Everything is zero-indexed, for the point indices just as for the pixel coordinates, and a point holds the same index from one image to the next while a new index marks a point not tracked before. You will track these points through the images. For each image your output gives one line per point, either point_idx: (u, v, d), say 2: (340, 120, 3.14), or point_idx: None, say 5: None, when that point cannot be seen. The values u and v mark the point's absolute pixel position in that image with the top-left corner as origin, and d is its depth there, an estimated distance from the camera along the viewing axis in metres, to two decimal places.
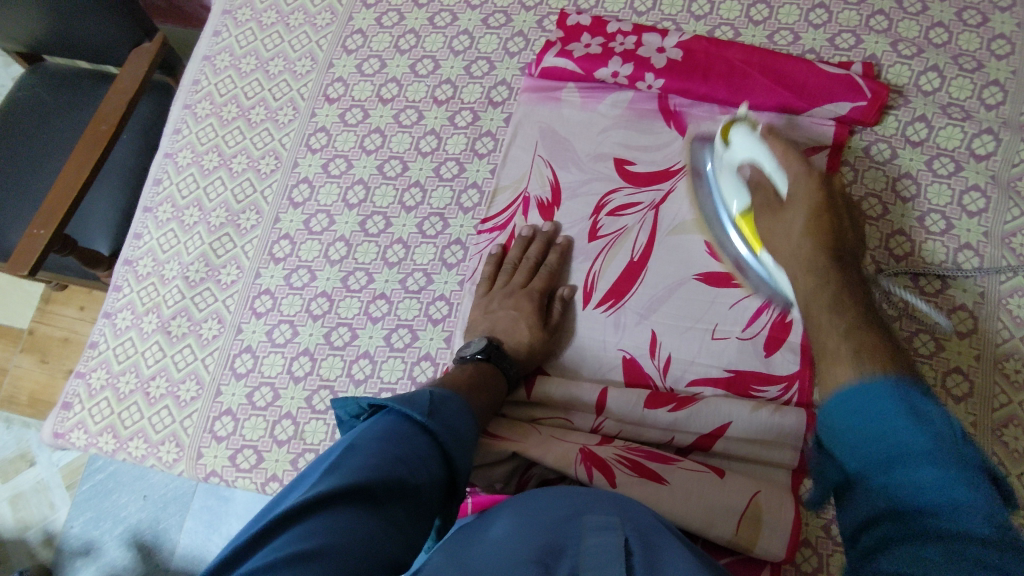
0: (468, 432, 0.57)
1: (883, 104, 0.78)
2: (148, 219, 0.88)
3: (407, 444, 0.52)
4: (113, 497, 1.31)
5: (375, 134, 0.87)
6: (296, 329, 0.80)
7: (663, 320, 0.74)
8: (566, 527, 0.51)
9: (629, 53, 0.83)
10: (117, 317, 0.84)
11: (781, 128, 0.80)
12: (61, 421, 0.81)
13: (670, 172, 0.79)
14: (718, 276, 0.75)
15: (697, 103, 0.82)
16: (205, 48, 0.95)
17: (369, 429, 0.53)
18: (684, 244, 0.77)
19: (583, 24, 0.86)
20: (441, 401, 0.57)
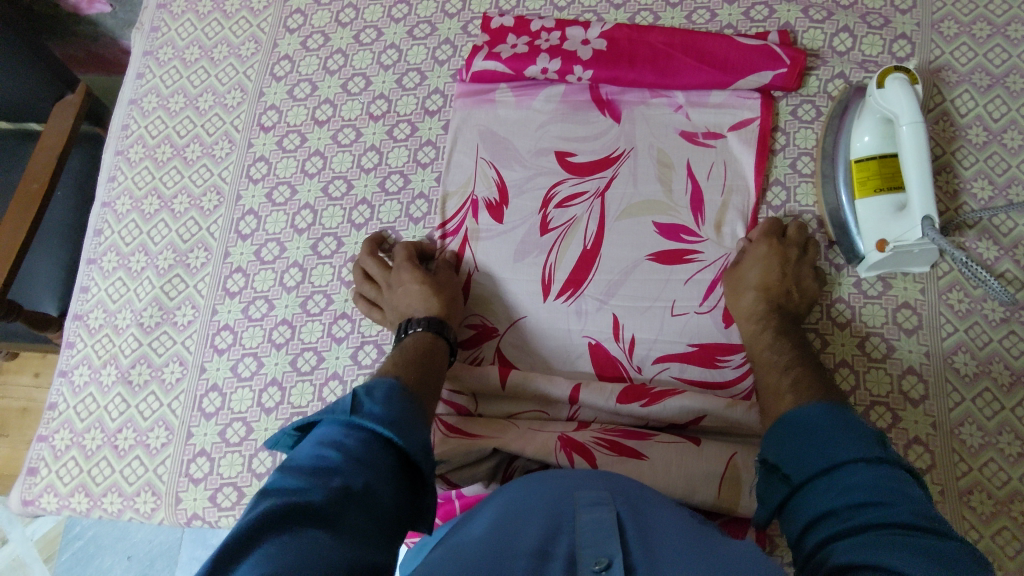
0: (411, 408, 0.53)
1: (802, 69, 0.81)
2: (93, 270, 0.86)
3: (344, 451, 0.48)
4: (95, 562, 1.27)
5: (316, 156, 0.87)
6: (260, 360, 0.79)
7: (624, 303, 0.76)
8: (553, 507, 0.51)
9: (556, 49, 0.84)
10: (74, 374, 0.82)
11: (711, 102, 0.82)
12: (28, 488, 0.78)
13: (611, 158, 0.81)
14: (669, 255, 0.77)
15: (627, 88, 0.84)
16: (130, 92, 0.94)
17: (300, 448, 0.49)
18: (634, 227, 0.78)
19: (506, 25, 0.87)
20: (367, 393, 0.53)
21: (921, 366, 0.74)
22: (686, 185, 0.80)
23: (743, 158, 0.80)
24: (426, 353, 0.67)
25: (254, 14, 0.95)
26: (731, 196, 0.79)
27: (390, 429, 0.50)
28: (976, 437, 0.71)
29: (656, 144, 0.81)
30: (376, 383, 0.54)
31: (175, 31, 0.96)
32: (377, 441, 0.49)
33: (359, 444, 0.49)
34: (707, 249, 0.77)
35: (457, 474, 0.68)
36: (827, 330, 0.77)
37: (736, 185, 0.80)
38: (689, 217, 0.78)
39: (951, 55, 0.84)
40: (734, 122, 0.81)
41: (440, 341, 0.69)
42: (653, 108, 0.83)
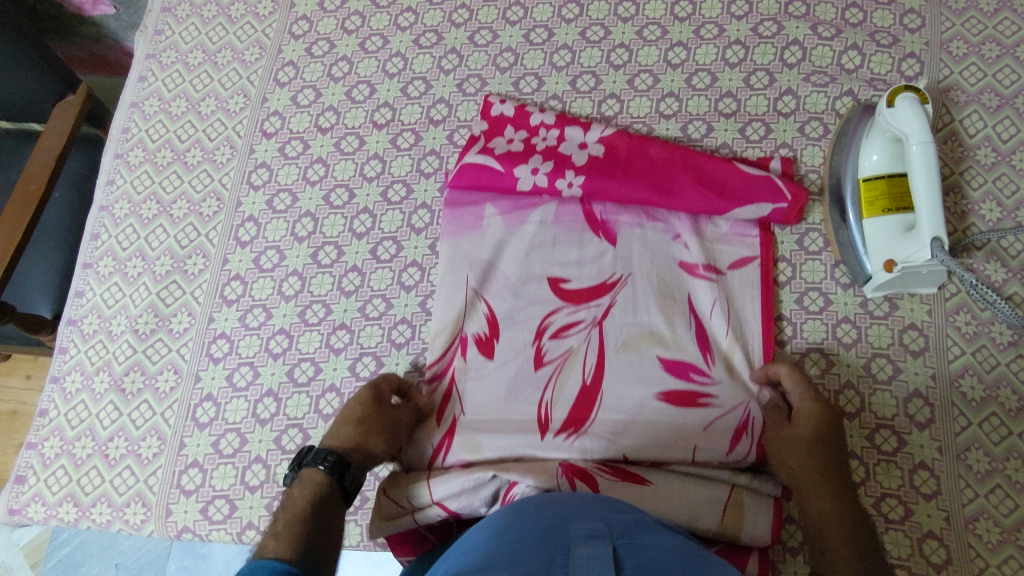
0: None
1: (803, 205, 0.77)
2: (88, 275, 0.84)
3: None
4: (82, 571, 1.24)
5: (318, 164, 0.86)
6: (256, 370, 0.78)
7: (633, 446, 0.70)
8: (550, 536, 0.49)
9: (550, 152, 0.80)
10: (66, 380, 0.80)
11: (711, 232, 0.78)
12: (15, 496, 0.76)
13: (608, 284, 0.76)
14: (678, 399, 0.71)
15: (623, 208, 0.79)
16: (132, 95, 0.93)
17: None
18: (635, 361, 0.73)
19: (506, 120, 0.84)
20: None
21: (927, 389, 0.73)
22: (689, 319, 0.74)
23: (747, 296, 0.75)
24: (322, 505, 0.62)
25: (259, 19, 0.94)
26: (738, 334, 0.73)
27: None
28: (983, 463, 0.69)
29: (656, 273, 0.76)
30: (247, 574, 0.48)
31: (178, 35, 0.95)
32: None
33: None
34: (721, 395, 0.71)
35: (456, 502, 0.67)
36: (831, 351, 0.75)
37: (742, 324, 0.74)
38: (694, 354, 0.73)
39: (960, 75, 0.83)
40: (734, 258, 0.77)
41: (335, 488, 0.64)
42: (649, 232, 0.78)
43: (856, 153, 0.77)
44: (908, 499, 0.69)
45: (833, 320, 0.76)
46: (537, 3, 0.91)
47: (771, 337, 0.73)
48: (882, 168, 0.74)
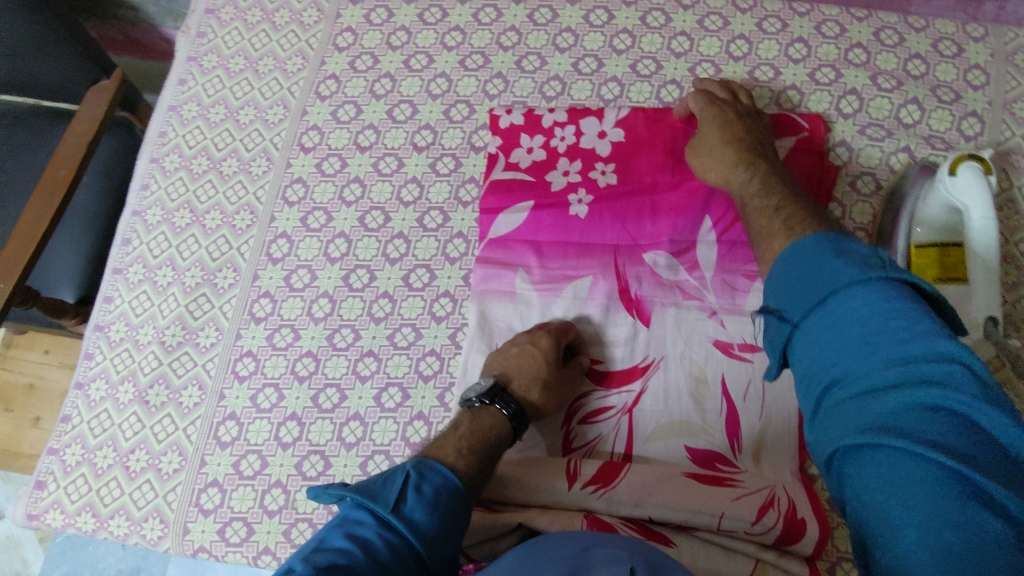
0: (451, 513, 0.57)
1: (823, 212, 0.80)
2: (117, 281, 0.84)
3: (370, 551, 0.52)
4: (89, 549, 1.26)
5: (354, 184, 0.84)
6: (281, 393, 0.77)
7: (660, 511, 0.66)
8: (572, 557, 0.53)
9: (580, 157, 0.82)
10: (90, 387, 0.80)
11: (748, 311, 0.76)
12: (35, 502, 0.76)
13: (639, 368, 0.76)
14: (703, 479, 0.69)
15: (659, 287, 0.77)
16: (171, 97, 0.92)
17: (330, 532, 0.53)
18: (665, 449, 0.72)
19: (534, 158, 0.82)
20: (416, 485, 0.56)
21: None
22: (720, 405, 0.73)
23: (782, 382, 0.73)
24: (491, 448, 0.65)
25: (303, 28, 0.92)
26: (770, 421, 0.72)
27: (422, 541, 0.54)
28: None
29: (688, 355, 0.75)
30: (430, 473, 0.58)
31: (221, 39, 0.93)
32: (409, 550, 0.54)
33: (392, 544, 0.53)
34: (746, 479, 0.69)
35: (478, 550, 0.66)
36: None
37: (775, 416, 0.72)
38: (723, 445, 0.72)
39: (1022, 138, 0.80)
40: None
41: (507, 432, 0.68)
42: (684, 310, 0.77)
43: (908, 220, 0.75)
44: None
45: None
46: (588, 31, 0.89)
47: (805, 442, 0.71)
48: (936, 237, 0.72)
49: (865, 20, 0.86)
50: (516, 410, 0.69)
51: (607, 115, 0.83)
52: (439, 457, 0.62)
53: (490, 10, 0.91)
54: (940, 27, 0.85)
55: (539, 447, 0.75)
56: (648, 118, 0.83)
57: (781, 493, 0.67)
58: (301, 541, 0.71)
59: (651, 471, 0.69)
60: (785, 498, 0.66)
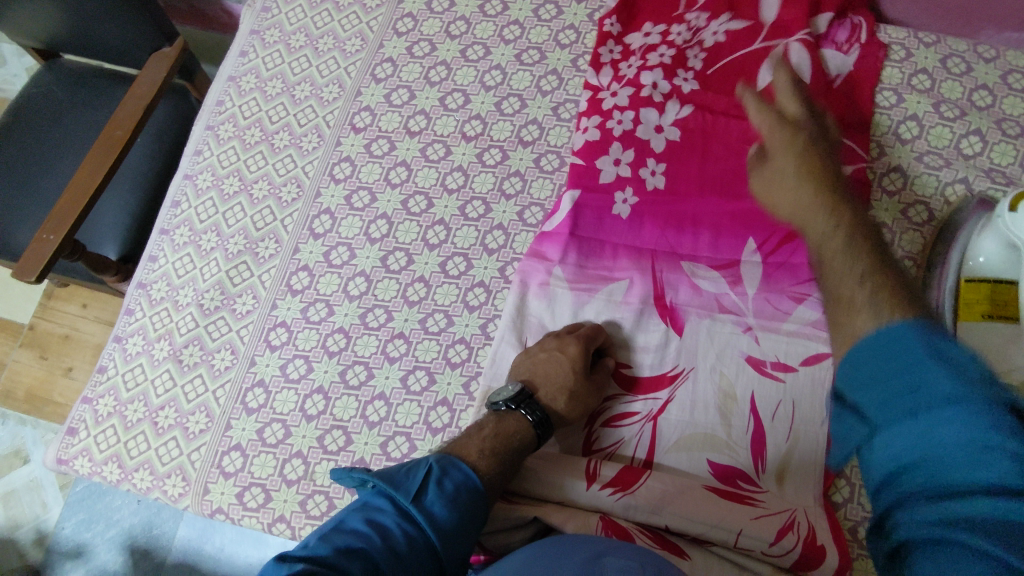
0: (470, 512, 0.57)
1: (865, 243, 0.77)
2: (163, 241, 0.86)
3: (386, 537, 0.53)
4: (106, 500, 1.29)
5: (401, 167, 0.85)
6: (310, 365, 0.78)
7: (677, 522, 0.66)
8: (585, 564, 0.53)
9: (629, 137, 0.82)
10: (128, 341, 0.82)
11: (785, 331, 0.75)
12: (65, 447, 0.79)
13: (668, 377, 0.75)
14: (723, 495, 0.68)
15: (695, 297, 0.77)
16: (231, 68, 0.94)
17: (350, 515, 0.54)
18: (687, 461, 0.71)
19: (587, 140, 0.82)
20: (437, 480, 0.57)
21: None
22: (747, 422, 0.72)
23: (815, 403, 0.72)
24: (517, 453, 0.65)
25: (366, 11, 0.93)
26: (798, 444, 0.71)
27: (440, 535, 0.54)
28: None
29: (718, 368, 0.74)
30: (453, 469, 0.58)
31: (285, 14, 0.95)
32: (426, 543, 0.54)
33: (408, 533, 0.54)
34: (768, 500, 0.68)
35: (490, 540, 0.67)
36: None
37: (804, 438, 0.71)
38: (747, 463, 0.71)
39: None
40: (806, 356, 0.74)
41: (534, 438, 0.67)
42: (719, 324, 0.76)
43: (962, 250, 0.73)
44: None
45: None
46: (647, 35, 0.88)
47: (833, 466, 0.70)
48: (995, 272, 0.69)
49: (933, 46, 0.85)
50: (542, 418, 0.68)
51: (668, 109, 0.83)
52: (463, 457, 0.62)
53: (551, 6, 0.91)
54: (1011, 59, 0.83)
55: (560, 446, 0.74)
56: (707, 119, 0.83)
57: (802, 517, 0.66)
58: (317, 513, 0.72)
59: (671, 481, 0.69)
60: (806, 523, 0.65)
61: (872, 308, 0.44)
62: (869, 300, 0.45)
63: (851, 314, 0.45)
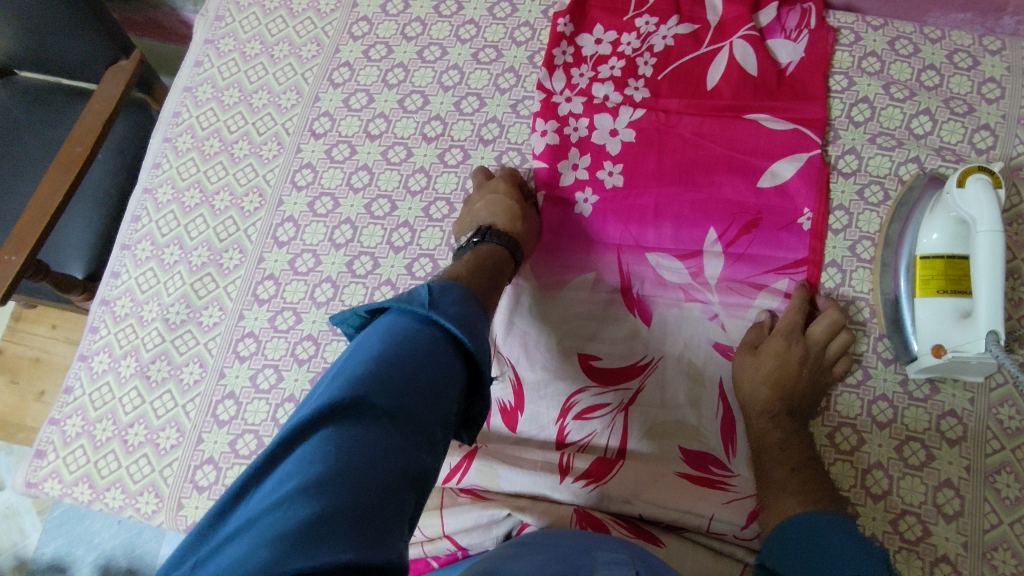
0: (473, 311, 0.57)
1: (823, 232, 0.79)
2: (125, 257, 0.85)
3: (407, 339, 0.52)
4: (85, 523, 1.27)
5: (363, 171, 0.85)
6: (280, 374, 0.78)
7: (651, 508, 0.67)
8: (573, 559, 0.53)
9: (585, 142, 0.83)
10: (94, 360, 0.81)
11: (750, 320, 0.77)
12: (34, 470, 0.78)
13: (637, 367, 0.76)
14: (695, 481, 0.69)
15: (662, 288, 0.79)
16: (186, 79, 0.93)
17: (370, 334, 0.53)
18: (659, 449, 0.72)
19: (545, 144, 0.83)
20: (440, 293, 0.56)
21: (960, 480, 0.70)
22: (717, 409, 0.73)
23: None
24: (494, 266, 0.70)
25: (320, 15, 0.93)
26: None
27: (459, 327, 0.53)
28: (1010, 565, 0.67)
29: (687, 356, 0.76)
30: (448, 286, 0.58)
31: (239, 23, 0.94)
32: (448, 339, 0.53)
33: (429, 335, 0.53)
34: (739, 484, 0.69)
35: (466, 537, 0.67)
36: (864, 428, 0.74)
37: None
38: (719, 449, 0.71)
39: None
40: None
41: (509, 261, 0.72)
42: (686, 314, 0.77)
43: (915, 227, 0.75)
44: None
45: (870, 396, 0.75)
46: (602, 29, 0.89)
47: None
48: (949, 246, 0.71)
49: (881, 29, 0.87)
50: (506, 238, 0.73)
51: (622, 113, 0.84)
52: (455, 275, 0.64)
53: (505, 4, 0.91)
54: (956, 39, 0.85)
55: (533, 442, 0.74)
56: (661, 118, 0.84)
57: None
58: None
59: (644, 471, 0.69)
60: None
61: (795, 499, 0.63)
62: (796, 490, 0.64)
63: (781, 498, 0.64)
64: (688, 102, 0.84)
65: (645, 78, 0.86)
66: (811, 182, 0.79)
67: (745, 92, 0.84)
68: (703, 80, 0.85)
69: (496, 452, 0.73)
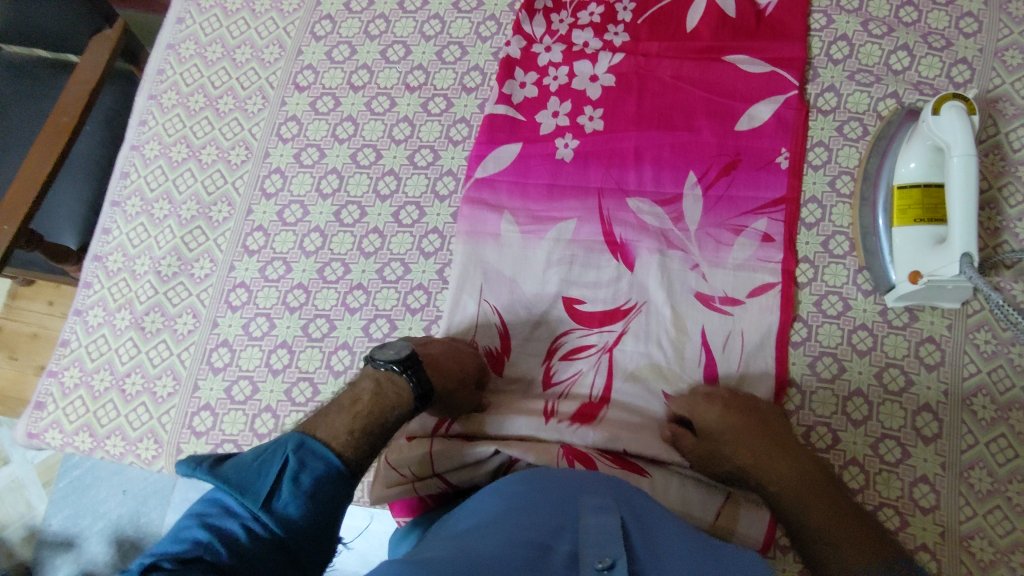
0: (330, 502, 0.56)
1: (801, 170, 0.80)
2: (115, 213, 0.86)
3: (228, 539, 0.51)
4: (91, 493, 1.29)
5: (347, 122, 0.86)
6: (272, 322, 0.79)
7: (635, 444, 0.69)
8: (560, 508, 0.54)
9: (565, 89, 0.84)
10: (88, 314, 0.82)
11: (730, 263, 0.76)
12: (35, 421, 0.79)
13: (621, 311, 0.76)
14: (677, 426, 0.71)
15: (643, 233, 0.78)
16: (169, 36, 0.93)
17: (191, 523, 0.53)
18: (643, 391, 0.74)
19: (526, 95, 0.84)
20: (294, 474, 0.55)
21: (938, 404, 0.71)
22: (699, 354, 0.74)
23: (763, 326, 0.74)
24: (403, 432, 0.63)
25: None
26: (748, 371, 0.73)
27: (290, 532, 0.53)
28: (986, 483, 0.68)
29: (669, 299, 0.75)
30: (311, 460, 0.56)
31: None
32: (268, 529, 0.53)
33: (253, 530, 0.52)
34: None
35: (456, 475, 0.69)
36: (844, 356, 0.74)
37: (753, 361, 0.73)
38: None
39: (1011, 85, 0.80)
40: (753, 286, 0.75)
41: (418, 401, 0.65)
42: (668, 261, 0.77)
43: (894, 159, 0.75)
44: (905, 512, 0.68)
45: (849, 326, 0.75)
46: None
47: (785, 377, 0.73)
48: (929, 172, 0.72)
49: None
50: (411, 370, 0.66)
51: (601, 59, 0.85)
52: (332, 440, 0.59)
53: None
54: None
55: (520, 384, 0.76)
56: (641, 61, 0.84)
57: None
58: None
59: (627, 418, 0.72)
60: None
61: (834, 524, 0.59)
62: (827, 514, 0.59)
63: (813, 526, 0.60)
64: (667, 45, 0.85)
65: (624, 24, 0.87)
66: (789, 121, 0.81)
67: (723, 34, 0.84)
68: (683, 23, 0.86)
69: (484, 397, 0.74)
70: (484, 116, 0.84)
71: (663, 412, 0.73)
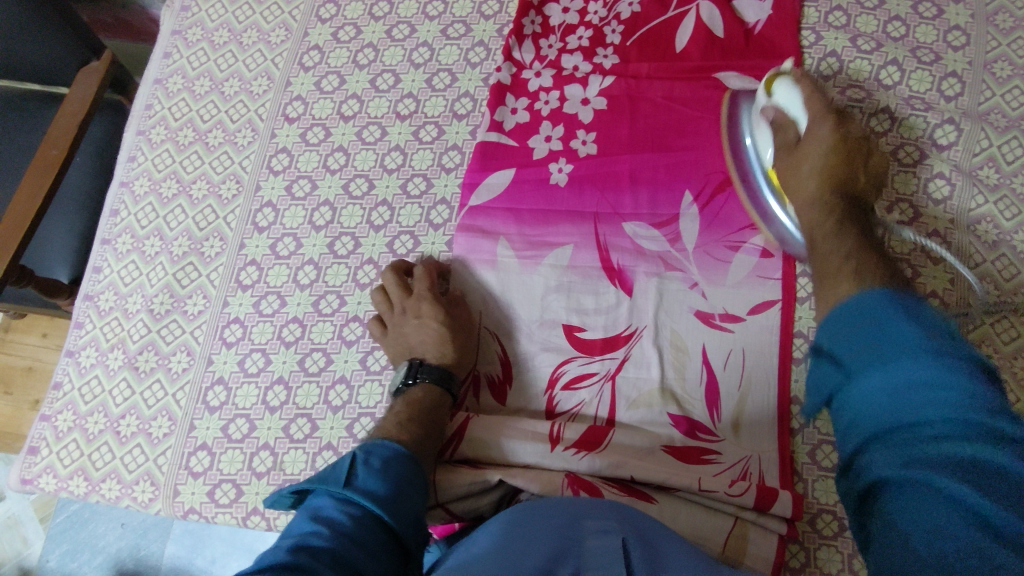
0: (404, 478, 0.60)
1: None
2: (106, 251, 0.85)
3: (334, 526, 0.54)
4: (88, 529, 1.27)
5: (339, 152, 0.85)
6: (268, 357, 0.78)
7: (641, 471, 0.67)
8: (563, 532, 0.53)
9: (556, 113, 0.84)
10: (81, 355, 0.81)
11: (729, 283, 0.76)
12: (28, 466, 0.78)
13: (622, 337, 0.75)
14: (681, 454, 0.69)
15: (640, 257, 0.77)
16: (156, 71, 0.93)
17: (296, 520, 0.56)
18: (647, 418, 0.72)
19: (518, 120, 0.84)
20: (363, 461, 0.59)
21: None
22: (700, 376, 0.73)
23: (764, 345, 0.73)
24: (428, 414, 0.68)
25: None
26: (750, 392, 0.72)
27: (383, 506, 0.56)
28: None
29: (669, 323, 0.75)
30: (376, 448, 0.61)
31: (205, 12, 0.94)
32: (370, 516, 0.56)
33: (352, 514, 0.56)
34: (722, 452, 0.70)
35: (458, 506, 0.68)
36: None
37: (755, 382, 0.72)
38: (703, 413, 0.71)
39: (1001, 97, 0.80)
40: (753, 304, 0.75)
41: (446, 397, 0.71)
42: (667, 284, 0.76)
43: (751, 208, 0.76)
44: None
45: None
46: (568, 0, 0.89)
47: (787, 397, 0.72)
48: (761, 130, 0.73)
49: None
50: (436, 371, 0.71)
51: (591, 82, 0.85)
52: (385, 434, 0.65)
53: None
54: None
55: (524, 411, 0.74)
56: (632, 84, 0.84)
57: (756, 467, 0.69)
58: None
59: (632, 442, 0.70)
60: (758, 473, 0.69)
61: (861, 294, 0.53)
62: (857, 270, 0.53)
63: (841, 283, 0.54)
64: (657, 66, 0.85)
65: (613, 46, 0.87)
66: None
67: (712, 54, 0.84)
68: (672, 43, 0.86)
69: (486, 423, 0.72)
70: (476, 143, 0.83)
71: (671, 439, 0.71)
